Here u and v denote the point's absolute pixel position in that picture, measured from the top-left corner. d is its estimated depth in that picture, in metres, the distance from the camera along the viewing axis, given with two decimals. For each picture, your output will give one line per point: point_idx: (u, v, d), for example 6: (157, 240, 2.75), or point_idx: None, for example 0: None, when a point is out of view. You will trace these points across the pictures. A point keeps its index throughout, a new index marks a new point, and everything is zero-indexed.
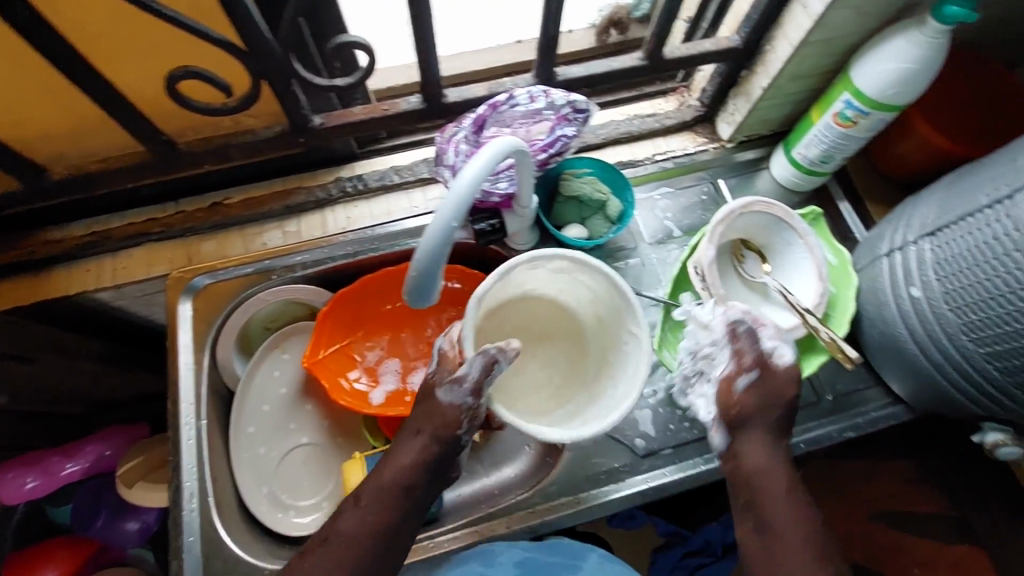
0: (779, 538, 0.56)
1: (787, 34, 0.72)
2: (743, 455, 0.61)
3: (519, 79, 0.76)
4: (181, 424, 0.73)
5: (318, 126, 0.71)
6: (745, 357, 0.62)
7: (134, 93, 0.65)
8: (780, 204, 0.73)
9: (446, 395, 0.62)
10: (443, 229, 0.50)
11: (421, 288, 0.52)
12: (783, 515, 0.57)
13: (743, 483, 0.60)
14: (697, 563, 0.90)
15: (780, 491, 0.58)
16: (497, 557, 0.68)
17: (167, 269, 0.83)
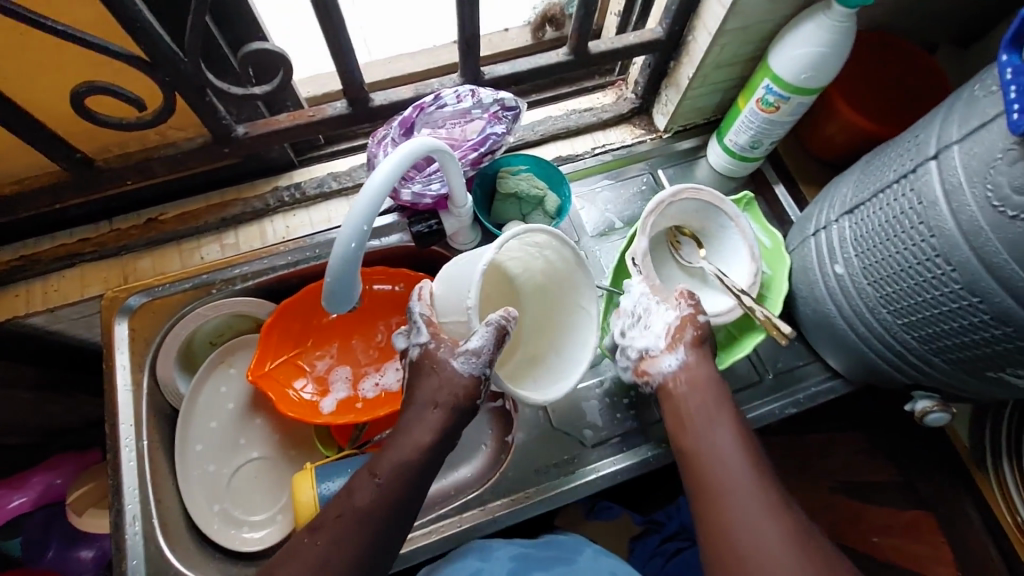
0: (720, 434, 0.59)
1: (705, 25, 0.73)
2: (689, 366, 0.63)
3: (447, 79, 0.77)
4: (120, 447, 0.71)
5: (241, 135, 0.70)
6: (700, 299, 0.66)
7: (44, 111, 0.64)
8: (708, 189, 0.73)
9: (462, 364, 0.59)
10: (354, 234, 0.52)
11: (340, 291, 0.55)
12: (723, 415, 0.60)
13: (686, 391, 0.62)
14: (675, 547, 0.92)
15: (714, 398, 0.61)
16: (493, 551, 0.69)
17: (101, 290, 0.80)
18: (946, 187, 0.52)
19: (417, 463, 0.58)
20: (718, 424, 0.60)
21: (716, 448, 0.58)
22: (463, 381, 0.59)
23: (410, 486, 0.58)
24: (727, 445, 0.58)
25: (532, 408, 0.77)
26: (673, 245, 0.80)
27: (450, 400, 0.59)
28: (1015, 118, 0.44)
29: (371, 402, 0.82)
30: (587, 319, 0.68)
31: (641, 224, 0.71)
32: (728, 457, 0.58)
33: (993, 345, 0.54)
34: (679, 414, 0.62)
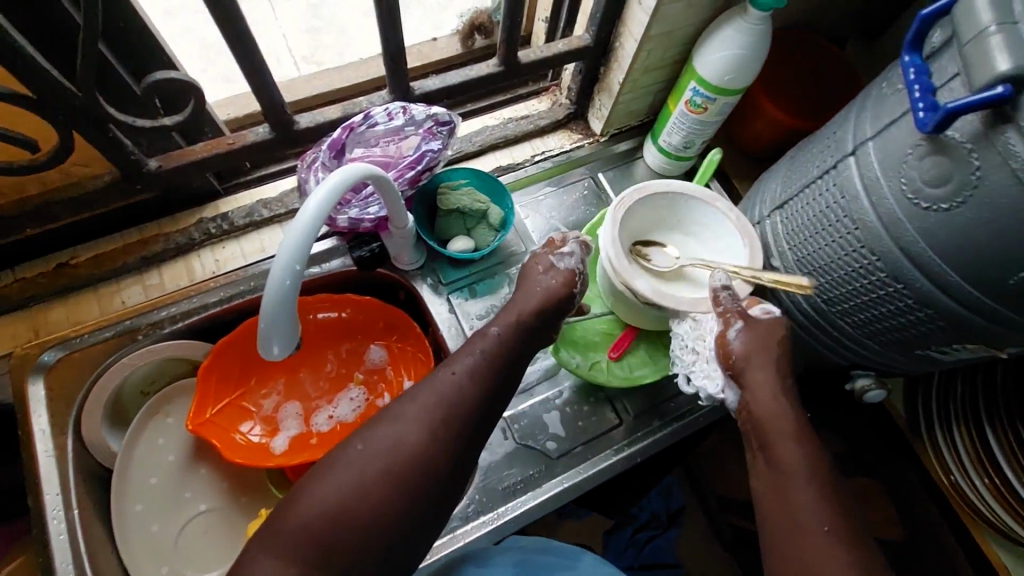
0: (786, 469, 0.56)
1: (631, 32, 0.74)
2: (751, 395, 0.60)
3: (375, 95, 0.73)
4: (47, 520, 0.65)
5: (154, 169, 0.64)
6: (727, 311, 0.64)
7: None
8: (628, 195, 0.72)
9: (564, 262, 0.67)
10: (286, 273, 0.49)
11: (277, 336, 0.51)
12: (793, 451, 0.56)
13: (748, 426, 0.60)
14: (647, 536, 0.99)
15: (789, 431, 0.58)
16: (493, 557, 0.65)
17: (10, 348, 0.73)
18: (866, 182, 0.55)
19: (430, 434, 0.55)
20: (788, 464, 0.56)
21: (783, 489, 0.55)
22: (489, 349, 0.61)
23: (436, 469, 0.55)
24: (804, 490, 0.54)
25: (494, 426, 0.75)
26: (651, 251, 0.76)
27: (480, 374, 0.59)
28: (921, 116, 0.47)
29: (326, 436, 0.79)
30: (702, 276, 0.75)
31: (622, 275, 0.68)
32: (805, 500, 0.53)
33: (916, 326, 0.58)
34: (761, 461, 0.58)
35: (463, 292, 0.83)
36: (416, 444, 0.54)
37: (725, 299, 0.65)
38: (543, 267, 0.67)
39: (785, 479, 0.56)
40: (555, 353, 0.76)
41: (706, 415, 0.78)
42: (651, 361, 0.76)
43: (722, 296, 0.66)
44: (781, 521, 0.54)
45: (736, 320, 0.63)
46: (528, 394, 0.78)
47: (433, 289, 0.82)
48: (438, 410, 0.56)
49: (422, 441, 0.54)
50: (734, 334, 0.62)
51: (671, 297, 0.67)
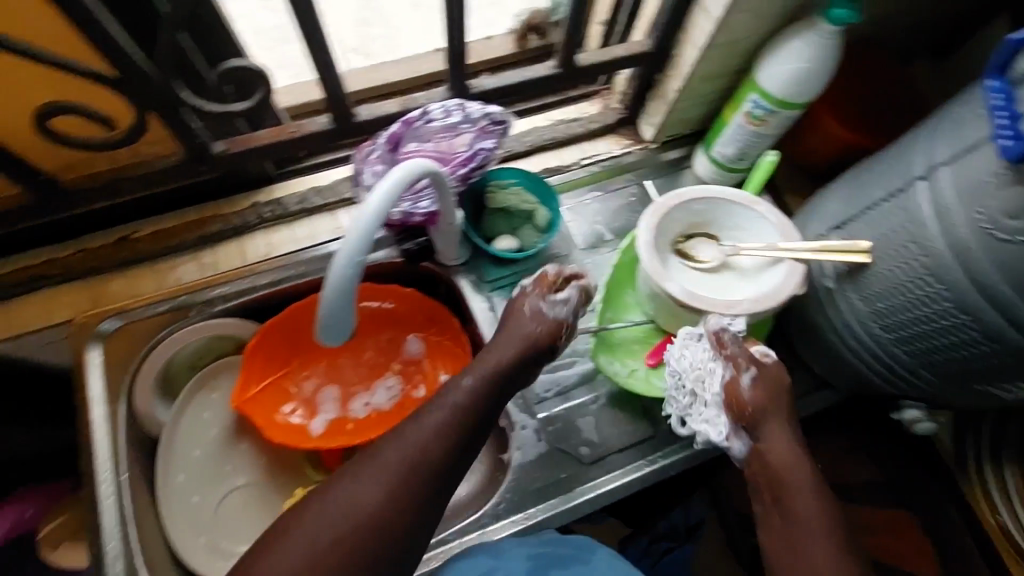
0: (802, 522, 0.55)
1: (693, 39, 0.74)
2: (768, 450, 0.58)
3: (434, 93, 0.75)
4: (98, 481, 0.67)
5: (220, 152, 0.67)
6: (735, 356, 0.62)
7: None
8: (663, 201, 0.71)
9: (548, 309, 0.65)
10: (349, 264, 0.50)
11: (332, 325, 0.52)
12: (809, 509, 0.55)
13: (764, 480, 0.58)
14: (666, 547, 0.92)
15: (806, 483, 0.56)
16: (505, 550, 0.65)
17: (70, 315, 0.76)
18: (937, 208, 0.53)
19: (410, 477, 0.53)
20: (807, 526, 0.54)
21: (798, 543, 0.54)
22: (475, 387, 0.60)
23: (396, 533, 0.52)
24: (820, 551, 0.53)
25: (528, 427, 0.75)
26: (691, 255, 0.73)
27: (469, 408, 0.59)
28: (1006, 144, 0.45)
29: (360, 424, 0.81)
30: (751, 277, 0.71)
31: (655, 276, 0.67)
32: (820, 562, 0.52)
33: (975, 360, 0.56)
34: (777, 517, 0.56)
35: (505, 290, 0.83)
36: (394, 489, 0.53)
37: (729, 341, 0.63)
38: (525, 313, 0.65)
39: (799, 534, 0.54)
40: (594, 358, 0.77)
41: None
42: None
43: (726, 338, 0.63)
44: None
45: (747, 365, 0.61)
46: (563, 398, 0.78)
47: (475, 286, 0.82)
48: (418, 450, 0.55)
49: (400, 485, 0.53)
50: (748, 378, 0.61)
51: (706, 298, 0.65)
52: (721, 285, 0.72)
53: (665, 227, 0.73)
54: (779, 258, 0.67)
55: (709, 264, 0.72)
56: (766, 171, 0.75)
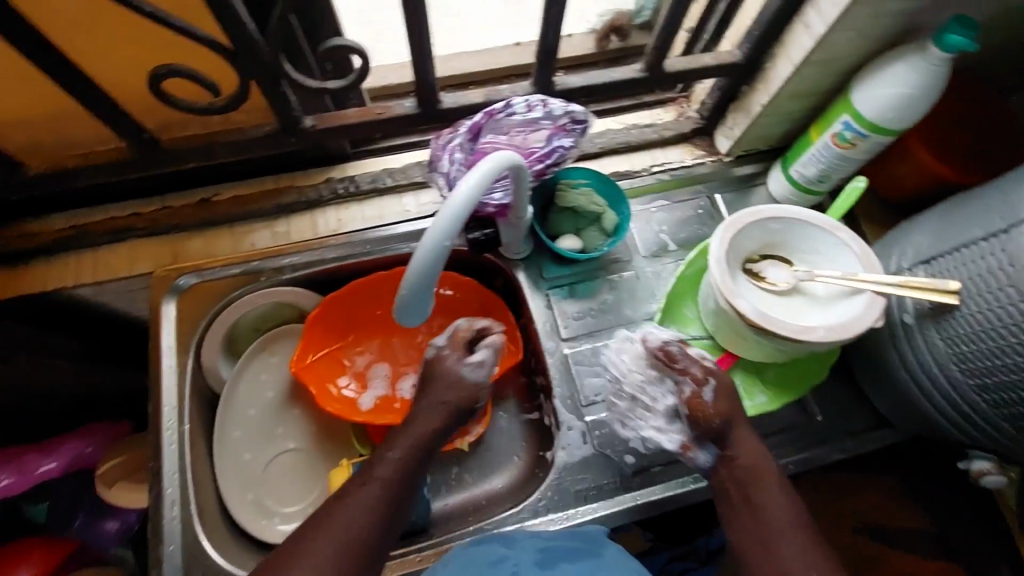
0: (773, 517, 0.58)
1: (789, 54, 0.71)
2: (743, 459, 0.61)
3: (517, 86, 0.75)
4: (162, 428, 0.71)
5: (309, 127, 0.69)
6: (693, 371, 0.64)
7: (110, 83, 0.61)
8: (739, 215, 0.70)
9: (468, 372, 0.65)
10: (434, 248, 0.49)
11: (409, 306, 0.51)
12: (776, 504, 0.59)
13: (730, 478, 0.61)
14: (682, 568, 0.86)
15: (773, 480, 0.60)
16: (516, 542, 0.65)
17: (150, 268, 0.79)
18: None
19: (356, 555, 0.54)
20: (782, 531, 0.57)
21: (771, 539, 0.57)
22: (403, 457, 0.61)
23: None
24: (794, 554, 0.55)
25: (574, 429, 0.76)
26: (761, 276, 0.72)
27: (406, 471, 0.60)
28: None
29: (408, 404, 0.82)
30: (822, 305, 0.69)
31: (726, 292, 0.66)
32: (795, 563, 0.55)
33: None
34: (748, 520, 0.59)
35: (562, 290, 0.83)
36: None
37: (678, 354, 0.66)
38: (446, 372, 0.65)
39: (772, 530, 0.57)
40: None
41: (791, 462, 0.75)
42: (745, 395, 0.75)
43: (674, 351, 0.66)
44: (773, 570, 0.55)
45: (706, 378, 0.63)
46: None
47: (533, 281, 0.83)
48: (360, 525, 0.55)
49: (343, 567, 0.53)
50: (710, 389, 0.63)
51: (781, 321, 0.63)
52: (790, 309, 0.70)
53: (737, 244, 0.71)
54: (858, 289, 0.65)
55: (780, 286, 0.70)
56: (855, 197, 0.71)
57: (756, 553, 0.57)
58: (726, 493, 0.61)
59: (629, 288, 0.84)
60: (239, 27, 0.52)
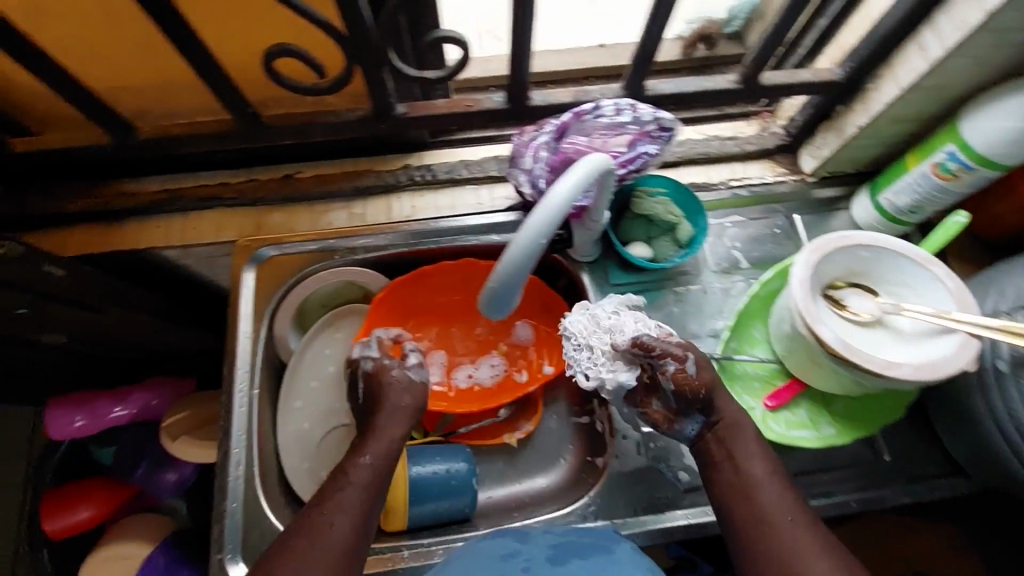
0: (755, 474, 0.62)
1: (896, 76, 0.68)
2: (724, 416, 0.65)
3: (606, 89, 0.74)
4: (234, 390, 0.74)
5: (401, 114, 0.70)
6: (667, 352, 0.64)
7: (224, 58, 0.65)
8: (827, 240, 0.68)
9: (414, 372, 0.72)
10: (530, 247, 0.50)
11: (498, 300, 0.51)
12: (754, 458, 0.63)
13: (715, 442, 0.64)
14: None
15: (749, 437, 0.65)
16: (530, 537, 0.64)
17: (235, 237, 0.83)
18: None
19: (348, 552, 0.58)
20: (762, 481, 0.61)
21: (753, 488, 0.61)
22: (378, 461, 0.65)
23: None
24: (772, 500, 0.60)
25: (630, 438, 0.75)
26: (841, 303, 0.70)
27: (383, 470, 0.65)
28: None
29: (463, 394, 0.84)
30: (906, 340, 0.66)
31: (807, 317, 0.64)
32: (772, 506, 0.60)
33: None
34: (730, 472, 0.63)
35: (627, 297, 0.82)
36: (334, 575, 0.55)
37: (654, 343, 0.65)
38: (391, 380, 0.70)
39: (755, 483, 0.61)
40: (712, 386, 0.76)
41: (852, 500, 0.72)
42: (810, 424, 0.73)
43: (646, 340, 0.66)
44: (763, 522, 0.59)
45: (684, 355, 0.64)
46: None
47: (598, 286, 0.82)
48: (348, 525, 0.59)
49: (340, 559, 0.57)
50: (693, 365, 0.64)
51: (865, 353, 0.61)
52: (870, 341, 0.67)
53: (820, 268, 0.69)
54: (949, 328, 0.62)
55: (862, 317, 0.68)
56: (953, 233, 0.69)
57: (738, 500, 0.61)
58: (709, 448, 0.65)
59: (695, 302, 0.82)
60: (355, 13, 0.54)
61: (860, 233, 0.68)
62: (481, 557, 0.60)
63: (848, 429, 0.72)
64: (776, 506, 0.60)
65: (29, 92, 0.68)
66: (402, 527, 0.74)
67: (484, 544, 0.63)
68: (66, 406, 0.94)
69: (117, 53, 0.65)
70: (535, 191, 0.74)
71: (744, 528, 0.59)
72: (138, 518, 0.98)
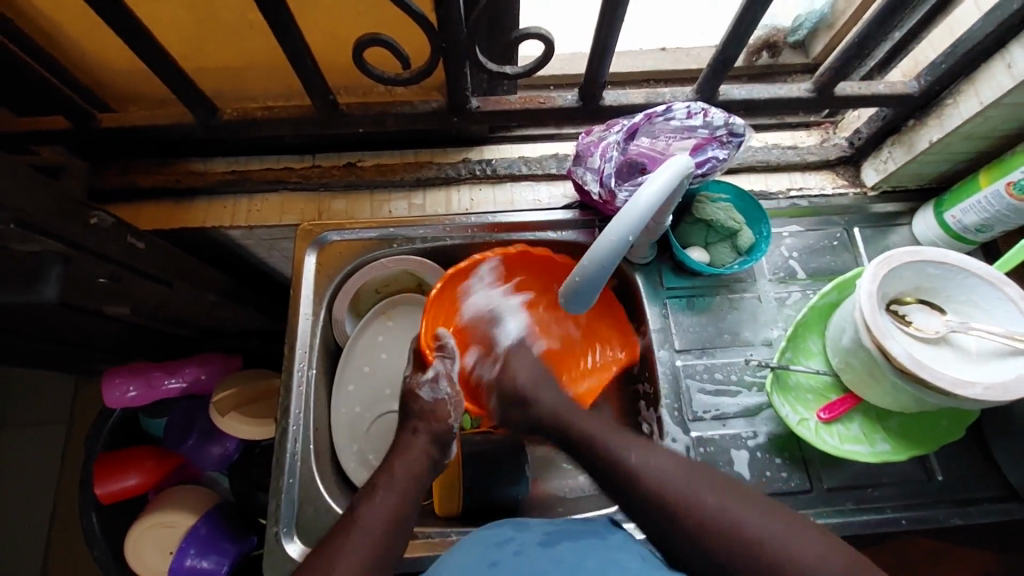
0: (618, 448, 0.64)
1: (978, 91, 0.68)
2: (618, 447, 0.64)
3: (679, 93, 0.76)
4: (294, 369, 0.76)
5: (474, 109, 0.72)
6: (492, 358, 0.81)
7: (309, 37, 0.68)
8: (897, 254, 0.67)
9: (429, 391, 0.70)
10: (619, 245, 0.55)
11: (583, 293, 0.58)
12: (601, 431, 0.67)
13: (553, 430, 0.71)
14: None
15: (595, 417, 0.69)
16: (529, 526, 0.62)
17: (298, 220, 0.85)
18: None
19: (388, 536, 0.58)
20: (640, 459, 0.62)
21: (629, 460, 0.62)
22: (419, 457, 0.65)
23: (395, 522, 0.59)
24: (655, 468, 0.60)
25: (679, 441, 0.75)
26: (903, 318, 0.69)
27: (424, 462, 0.65)
28: None
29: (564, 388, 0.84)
30: (975, 358, 0.65)
31: (876, 331, 0.63)
32: (656, 470, 0.60)
33: None
34: (645, 496, 0.59)
35: (681, 301, 0.81)
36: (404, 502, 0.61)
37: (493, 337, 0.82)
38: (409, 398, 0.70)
39: (632, 452, 0.63)
40: (767, 394, 0.74)
41: (904, 517, 0.71)
42: (864, 440, 0.72)
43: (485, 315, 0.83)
44: (655, 486, 0.59)
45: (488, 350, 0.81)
46: (720, 423, 0.76)
47: (653, 290, 0.82)
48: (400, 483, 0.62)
49: (378, 543, 0.57)
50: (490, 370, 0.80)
51: (937, 370, 0.60)
52: (935, 358, 0.67)
53: (885, 283, 0.69)
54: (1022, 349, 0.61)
55: (927, 333, 0.67)
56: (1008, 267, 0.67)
57: (682, 518, 0.56)
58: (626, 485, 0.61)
59: (750, 309, 0.82)
60: (451, 6, 0.55)
61: (931, 249, 0.67)
62: (475, 546, 0.58)
63: (908, 446, 0.71)
64: (659, 467, 0.60)
65: (119, 62, 0.71)
66: (456, 512, 0.75)
67: (483, 531, 0.62)
68: (121, 375, 0.96)
69: (212, 37, 0.68)
70: (603, 190, 0.74)
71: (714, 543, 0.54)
72: (183, 489, 1.01)
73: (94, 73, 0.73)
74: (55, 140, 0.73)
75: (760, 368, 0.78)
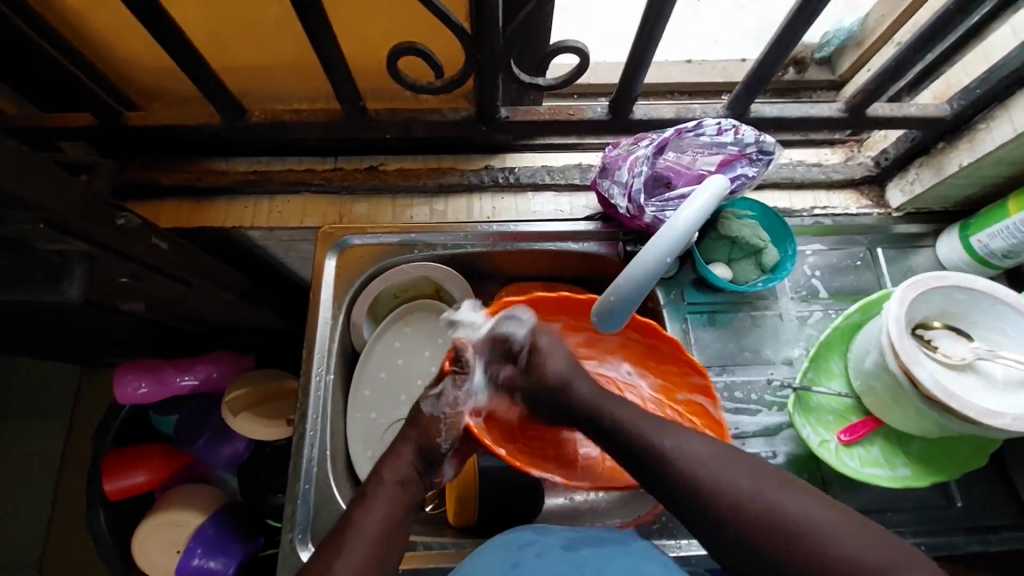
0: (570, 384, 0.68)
1: (1013, 118, 0.67)
2: (659, 437, 0.59)
3: (709, 108, 0.76)
4: (312, 373, 0.75)
5: (503, 118, 0.72)
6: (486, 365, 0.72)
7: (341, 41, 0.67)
8: (924, 278, 0.66)
9: (429, 406, 0.68)
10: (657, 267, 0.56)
11: (616, 314, 0.58)
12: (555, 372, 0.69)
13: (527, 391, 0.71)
14: None
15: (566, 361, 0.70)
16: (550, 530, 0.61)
17: (319, 223, 0.85)
18: None
19: (380, 546, 0.57)
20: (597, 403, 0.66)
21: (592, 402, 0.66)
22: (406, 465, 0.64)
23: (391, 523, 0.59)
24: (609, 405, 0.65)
25: None
26: (929, 342, 0.68)
27: (409, 474, 0.64)
28: None
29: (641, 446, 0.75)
30: (1000, 387, 0.65)
31: (905, 358, 0.62)
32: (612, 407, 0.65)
33: None
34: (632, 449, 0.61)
35: (702, 316, 0.81)
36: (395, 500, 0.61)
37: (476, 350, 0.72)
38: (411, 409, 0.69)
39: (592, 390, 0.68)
40: (788, 415, 0.74)
41: (922, 543, 0.71)
42: (884, 464, 0.72)
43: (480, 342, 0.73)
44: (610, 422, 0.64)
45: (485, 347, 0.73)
46: (740, 442, 0.75)
47: (674, 304, 0.82)
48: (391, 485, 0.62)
49: (372, 549, 0.56)
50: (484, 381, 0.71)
51: (964, 399, 0.60)
52: (962, 384, 0.66)
53: (912, 306, 0.68)
54: None
55: (954, 360, 0.66)
56: None
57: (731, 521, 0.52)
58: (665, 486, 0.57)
59: (772, 328, 0.81)
60: (491, 18, 0.54)
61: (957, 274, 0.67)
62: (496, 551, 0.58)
63: (929, 472, 0.71)
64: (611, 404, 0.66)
65: (148, 61, 0.70)
66: (469, 522, 0.75)
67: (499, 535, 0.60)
68: (133, 371, 0.96)
69: (244, 40, 0.68)
70: (631, 205, 0.73)
71: (769, 545, 0.50)
72: (192, 487, 1.00)
73: (121, 70, 0.72)
74: (82, 137, 0.73)
75: (781, 388, 0.77)
